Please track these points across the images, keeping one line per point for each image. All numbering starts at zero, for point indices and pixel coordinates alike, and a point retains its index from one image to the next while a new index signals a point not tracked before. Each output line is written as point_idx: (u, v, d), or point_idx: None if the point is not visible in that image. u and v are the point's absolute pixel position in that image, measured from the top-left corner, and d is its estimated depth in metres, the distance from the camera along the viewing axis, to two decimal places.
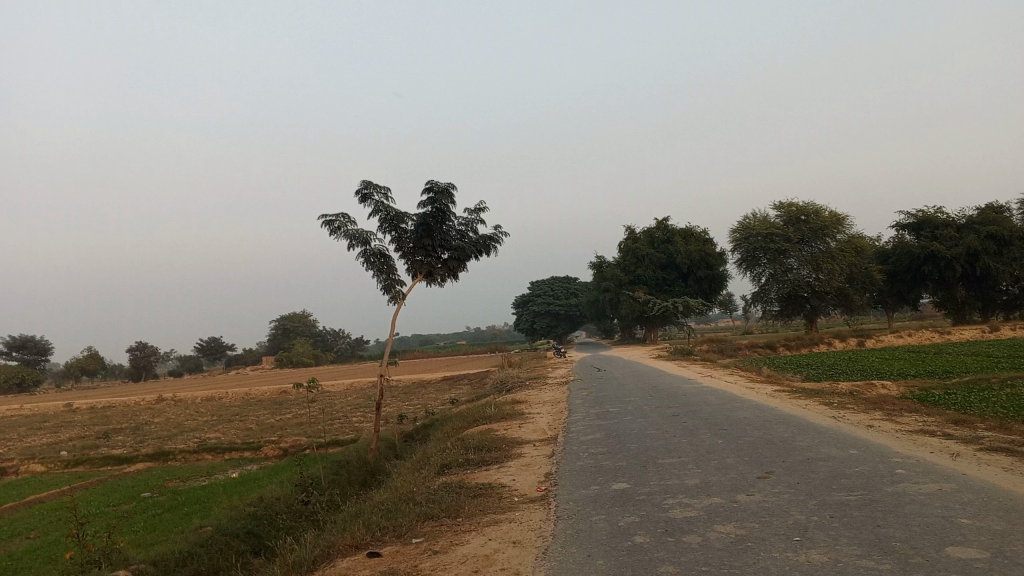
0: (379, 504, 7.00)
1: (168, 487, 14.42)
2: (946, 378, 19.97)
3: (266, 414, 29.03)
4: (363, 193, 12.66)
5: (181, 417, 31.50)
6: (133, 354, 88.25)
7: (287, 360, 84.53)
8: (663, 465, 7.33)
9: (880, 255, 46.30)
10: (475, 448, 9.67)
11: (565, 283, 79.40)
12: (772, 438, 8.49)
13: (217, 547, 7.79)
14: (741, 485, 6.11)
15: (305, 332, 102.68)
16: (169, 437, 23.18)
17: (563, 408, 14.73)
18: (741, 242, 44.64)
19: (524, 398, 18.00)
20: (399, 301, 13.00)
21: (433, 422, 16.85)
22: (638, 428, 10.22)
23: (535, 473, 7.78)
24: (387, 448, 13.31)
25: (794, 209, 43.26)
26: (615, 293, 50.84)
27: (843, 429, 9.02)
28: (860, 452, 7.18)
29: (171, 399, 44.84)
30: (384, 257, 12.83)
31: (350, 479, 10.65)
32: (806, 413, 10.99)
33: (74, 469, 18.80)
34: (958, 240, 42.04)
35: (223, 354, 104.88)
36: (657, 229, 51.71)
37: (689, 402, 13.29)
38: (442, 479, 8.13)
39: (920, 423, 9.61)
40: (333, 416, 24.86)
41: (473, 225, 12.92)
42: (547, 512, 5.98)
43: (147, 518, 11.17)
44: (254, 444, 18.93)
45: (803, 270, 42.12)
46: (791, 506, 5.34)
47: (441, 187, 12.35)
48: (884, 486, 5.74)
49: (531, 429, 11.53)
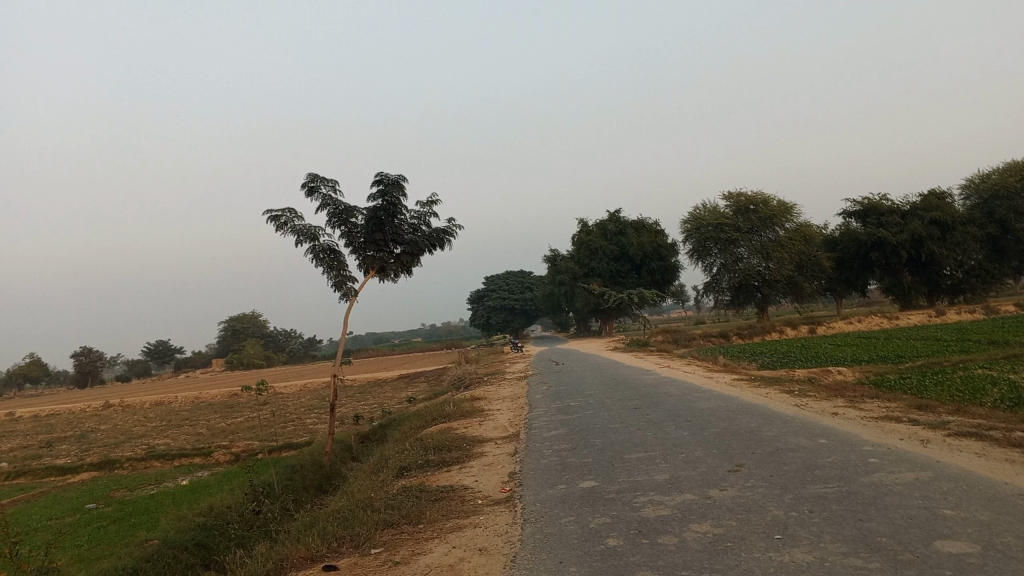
0: (335, 512, 6.65)
1: (114, 498, 13.81)
2: (899, 363, 20.20)
3: (217, 417, 28.28)
4: (310, 186, 12.22)
5: (127, 424, 30.55)
6: (78, 360, 85.85)
7: (239, 362, 83.02)
8: (630, 461, 7.09)
9: (827, 243, 46.92)
10: (434, 448, 9.35)
11: (519, 278, 79.29)
12: (738, 429, 8.35)
13: (164, 561, 7.36)
14: (713, 480, 5.89)
15: (257, 333, 101.08)
16: (115, 444, 22.38)
17: (522, 403, 14.47)
18: (691, 233, 44.83)
19: (482, 394, 17.73)
20: (351, 299, 12.60)
21: (389, 422, 16.48)
22: (600, 423, 9.98)
23: (497, 473, 7.49)
24: (343, 450, 12.93)
25: (742, 199, 43.67)
26: (570, 286, 50.83)
27: (809, 417, 8.90)
28: (829, 441, 7.04)
29: (118, 405, 43.57)
30: (334, 252, 12.42)
31: (305, 485, 10.27)
32: (770, 402, 10.87)
33: (15, 482, 18.00)
34: (903, 226, 42.83)
35: (171, 358, 102.66)
36: (609, 221, 51.76)
37: (650, 394, 13.13)
38: (401, 482, 7.79)
39: (883, 410, 9.54)
40: (286, 418, 24.29)
41: (426, 217, 12.58)
42: (513, 515, 5.69)
43: (91, 531, 10.61)
44: (204, 450, 18.34)
45: (753, 260, 42.54)
46: (767, 501, 5.13)
47: (391, 179, 11.99)
48: (859, 476, 5.58)
49: (492, 426, 11.24)
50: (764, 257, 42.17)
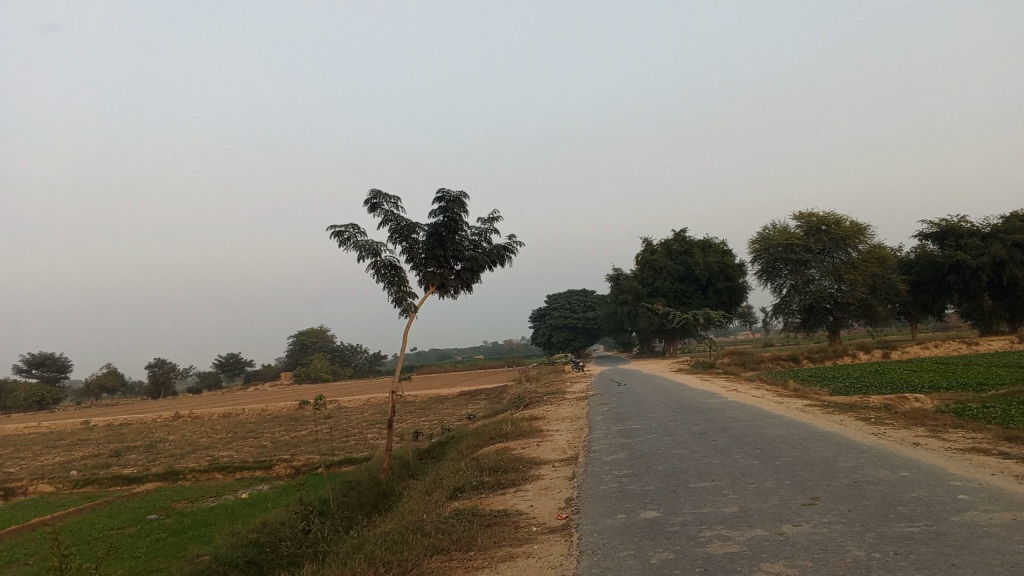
0: (385, 535, 6.42)
1: (174, 509, 13.89)
2: (981, 391, 19.17)
3: (280, 431, 28.49)
4: (372, 202, 12.16)
5: (194, 435, 31.06)
6: (153, 371, 88.26)
7: (305, 376, 84.30)
8: (695, 490, 6.70)
9: (903, 265, 45.31)
10: (490, 470, 9.09)
11: (582, 296, 78.71)
12: (811, 458, 7.85)
13: None
14: (786, 515, 5.46)
15: (324, 348, 102.42)
16: (181, 456, 22.68)
17: (582, 425, 14.12)
18: (761, 253, 43.74)
19: (542, 414, 17.42)
20: (410, 315, 12.46)
21: (448, 440, 16.31)
22: (664, 448, 9.58)
23: (554, 499, 7.17)
24: (400, 467, 12.78)
25: (814, 219, 42.41)
26: (634, 306, 50.11)
27: (888, 447, 8.35)
28: (912, 474, 6.53)
29: (187, 417, 44.41)
30: (395, 269, 12.32)
31: (360, 503, 10.13)
32: (844, 430, 10.29)
33: (82, 490, 18.33)
34: (983, 248, 41.03)
35: (241, 371, 104.74)
36: (675, 240, 50.95)
37: (716, 419, 12.63)
38: (454, 505, 7.53)
39: (969, 441, 8.91)
40: (347, 433, 24.36)
41: (487, 234, 12.38)
42: (569, 546, 5.36)
43: (149, 543, 10.65)
44: (265, 463, 18.42)
45: (824, 281, 41.30)
46: (845, 540, 4.71)
47: (452, 195, 11.84)
48: (948, 514, 5.10)
49: (550, 448, 10.93)
50: (837, 279, 40.93)
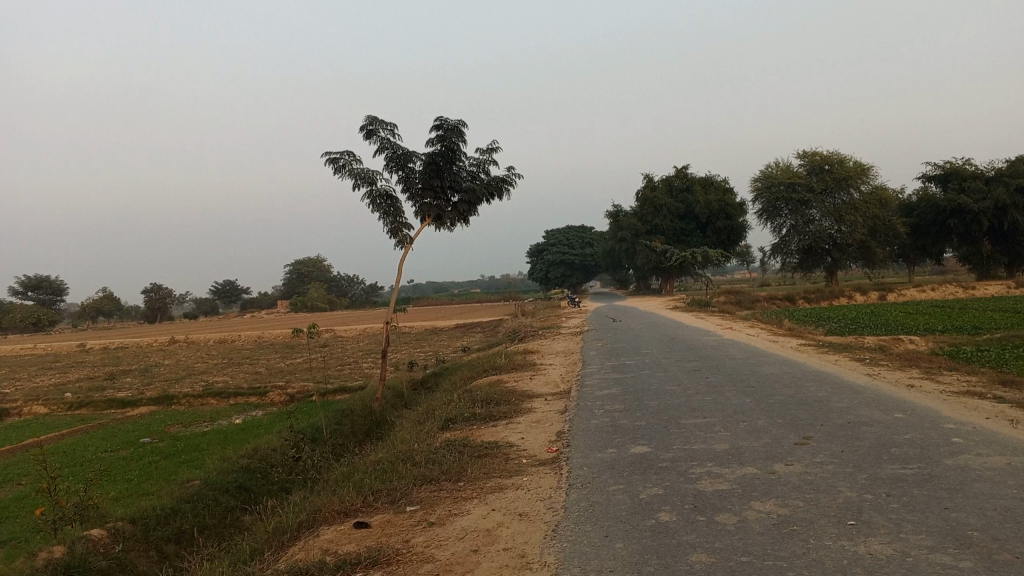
0: (374, 463, 6.38)
1: (168, 433, 13.94)
2: (975, 334, 19.22)
3: (275, 358, 28.58)
4: (368, 128, 11.88)
5: (190, 360, 31.17)
6: (149, 296, 88.32)
7: (301, 305, 84.49)
8: (688, 426, 6.66)
9: (904, 207, 45.01)
10: (483, 401, 9.07)
11: (580, 232, 78.30)
12: (806, 397, 7.81)
13: (205, 503, 7.24)
14: (778, 454, 5.42)
15: (320, 277, 102.40)
16: (176, 380, 22.77)
17: (576, 359, 14.11)
18: (762, 192, 43.32)
19: (537, 347, 17.45)
20: (406, 246, 12.31)
21: (442, 371, 16.34)
22: (657, 384, 9.55)
23: (545, 432, 7.13)
24: (394, 396, 12.77)
25: (817, 158, 41.89)
26: (632, 242, 49.88)
27: (883, 387, 8.32)
28: (905, 416, 6.49)
29: (183, 342, 44.57)
30: (391, 198, 12.12)
31: (353, 431, 10.15)
32: (838, 370, 10.28)
33: (77, 412, 18.41)
34: (986, 192, 40.68)
35: (238, 298, 104.86)
36: (676, 177, 50.38)
37: (710, 356, 12.60)
38: (445, 435, 7.51)
39: (964, 383, 8.89)
40: (342, 361, 24.44)
41: (485, 165, 12.15)
42: (559, 478, 5.33)
43: (142, 466, 10.70)
44: (260, 390, 18.47)
45: (825, 222, 41.07)
46: (838, 480, 4.66)
47: (450, 123, 11.56)
48: (942, 458, 5.04)
49: (543, 382, 10.92)
50: (837, 220, 40.72)
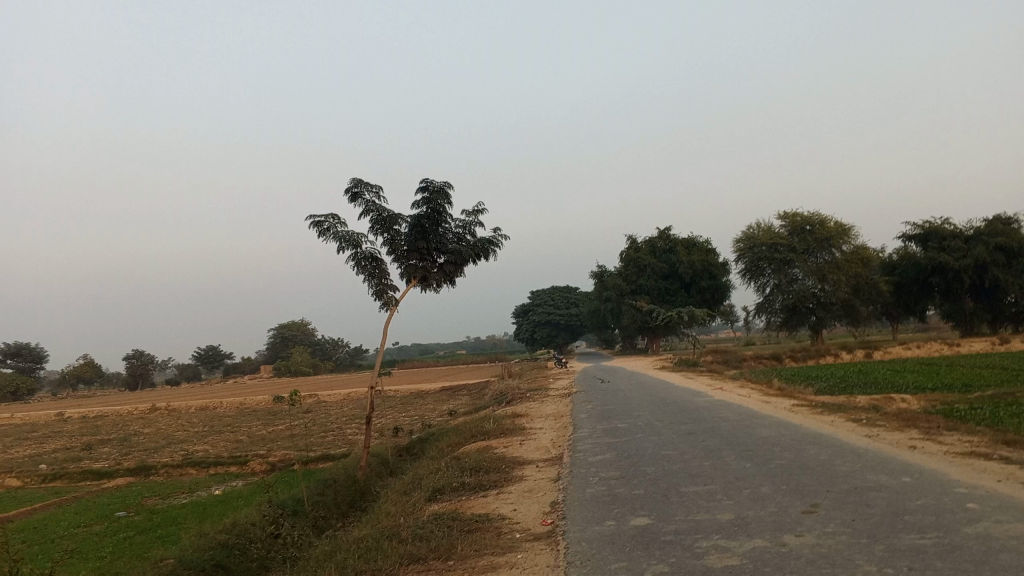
0: (359, 540, 6.03)
1: (145, 505, 13.42)
2: (967, 391, 19.05)
3: (258, 425, 27.99)
4: (353, 191, 11.75)
5: (170, 428, 30.51)
6: (130, 363, 87.18)
7: (284, 369, 83.59)
8: (688, 495, 6.37)
9: (885, 266, 45.35)
10: (471, 470, 8.72)
11: (565, 292, 78.34)
12: (807, 461, 7.56)
13: None
14: (786, 525, 5.12)
15: (304, 340, 101.54)
16: (154, 450, 22.16)
17: (565, 423, 13.80)
18: (745, 252, 43.59)
19: (525, 411, 17.12)
20: (391, 308, 12.07)
21: (428, 436, 15.93)
22: (652, 448, 9.26)
23: (539, 502, 6.82)
24: (379, 464, 12.40)
25: (798, 218, 42.26)
26: (618, 302, 49.80)
27: (884, 450, 8.06)
28: (914, 480, 6.23)
29: (164, 409, 43.69)
30: (376, 260, 11.92)
31: (336, 502, 9.76)
32: (836, 431, 10.00)
33: (50, 485, 17.78)
34: (966, 251, 41.04)
35: (221, 363, 103.66)
36: (659, 238, 50.65)
37: (703, 418, 12.31)
38: (433, 508, 7.15)
39: (966, 444, 8.63)
40: (325, 428, 23.92)
41: (472, 227, 12.00)
42: (556, 555, 5.01)
43: (115, 542, 10.23)
44: (240, 459, 17.95)
45: (808, 281, 41.17)
46: (853, 553, 4.37)
47: (436, 185, 11.45)
48: (961, 525, 4.77)
49: (533, 447, 10.59)
50: (820, 279, 40.80)
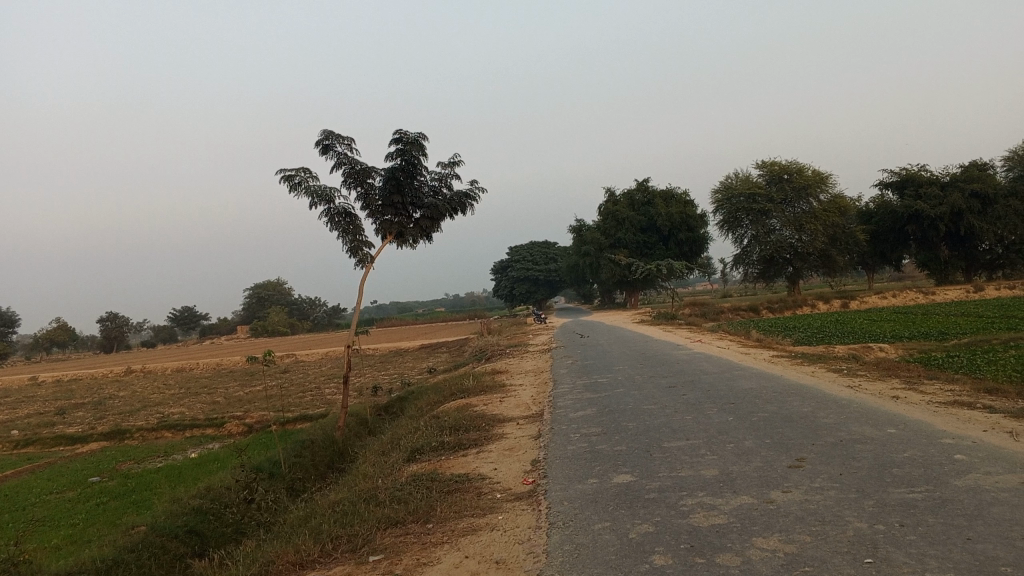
0: (334, 504, 5.85)
1: (119, 471, 13.19)
2: (945, 339, 19.15)
3: (236, 386, 27.75)
4: (324, 144, 11.38)
5: (146, 390, 30.23)
6: (105, 325, 86.20)
7: (262, 329, 83.09)
8: (672, 451, 6.24)
9: (862, 215, 45.47)
10: (450, 428, 8.57)
11: (543, 247, 78.13)
12: (790, 414, 7.46)
13: (151, 551, 6.61)
14: (773, 480, 5.01)
15: (281, 300, 100.87)
16: (131, 413, 21.88)
17: (546, 379, 13.68)
18: (723, 203, 43.53)
19: (504, 367, 16.99)
20: (367, 265, 11.80)
21: (408, 395, 15.79)
22: (633, 403, 9.13)
23: (520, 461, 6.67)
24: (358, 424, 12.23)
25: (776, 168, 42.12)
26: (596, 257, 49.64)
27: (868, 401, 7.98)
28: (900, 431, 6.12)
29: (140, 372, 43.22)
30: (350, 216, 11.61)
31: (314, 464, 9.58)
32: (818, 382, 9.93)
33: (23, 451, 17.50)
34: (942, 198, 41.15)
35: (197, 324, 102.89)
36: (636, 191, 50.43)
37: (684, 371, 12.22)
38: (410, 469, 6.99)
39: (949, 393, 8.57)
40: (304, 387, 23.76)
41: (448, 180, 11.70)
42: (537, 516, 4.87)
43: (90, 508, 10.03)
44: (218, 421, 17.73)
45: (785, 232, 41.17)
46: (843, 509, 4.25)
47: (410, 137, 11.11)
48: (950, 478, 4.67)
49: (513, 404, 10.44)
50: (797, 229, 40.78)
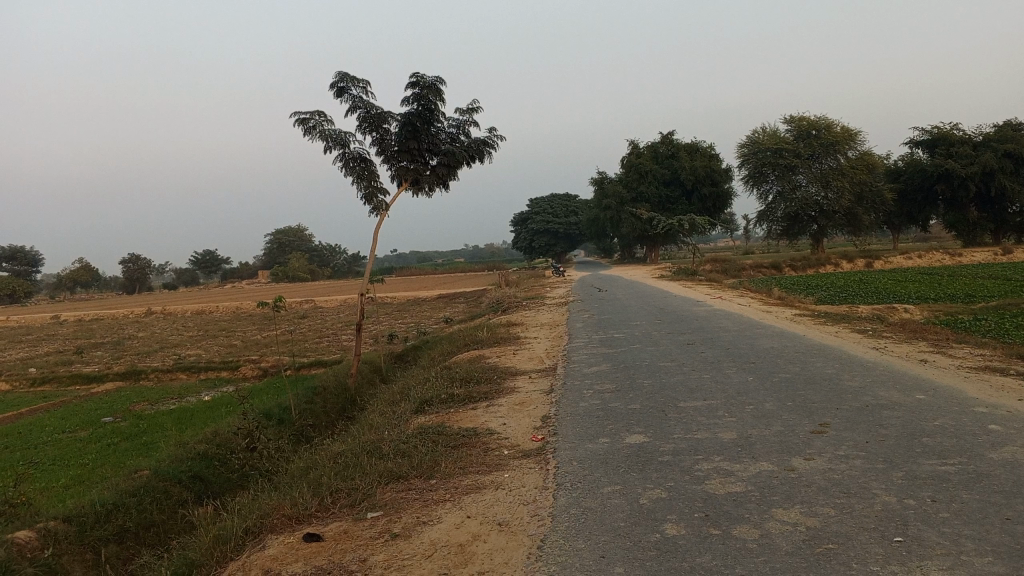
0: (338, 456, 5.66)
1: (132, 412, 13.17)
2: (971, 302, 18.70)
3: (253, 330, 27.76)
4: (339, 86, 11.02)
5: (164, 332, 30.35)
6: (127, 266, 86.75)
7: (282, 274, 83.47)
8: (687, 410, 6.00)
9: (890, 172, 44.42)
10: (461, 380, 8.37)
11: (565, 200, 77.50)
12: (812, 376, 7.17)
13: (153, 496, 6.48)
14: (794, 446, 4.74)
15: (300, 246, 101.03)
16: (147, 354, 21.96)
17: (562, 332, 13.47)
18: (749, 158, 42.62)
19: (519, 320, 16.79)
20: (381, 212, 11.53)
21: (422, 344, 15.64)
22: (649, 360, 8.89)
23: (530, 416, 6.45)
24: (371, 372, 12.07)
25: (805, 122, 41.03)
26: (617, 210, 48.98)
27: (894, 363, 7.69)
28: (928, 398, 5.84)
29: (160, 313, 43.44)
30: (365, 161, 11.30)
31: (324, 412, 9.45)
32: (842, 343, 9.59)
33: (39, 389, 17.58)
34: (974, 157, 40.11)
35: (218, 268, 103.28)
36: (661, 144, 49.52)
37: (704, 329, 11.92)
38: (418, 421, 6.78)
39: (979, 359, 8.24)
40: (319, 333, 23.72)
41: (465, 126, 11.34)
42: (545, 476, 4.64)
43: (99, 448, 9.99)
44: (231, 364, 17.73)
45: (812, 189, 40.32)
46: (870, 481, 3.99)
47: (428, 81, 10.73)
48: (983, 450, 4.38)
49: (527, 357, 10.23)
50: (824, 186, 39.88)
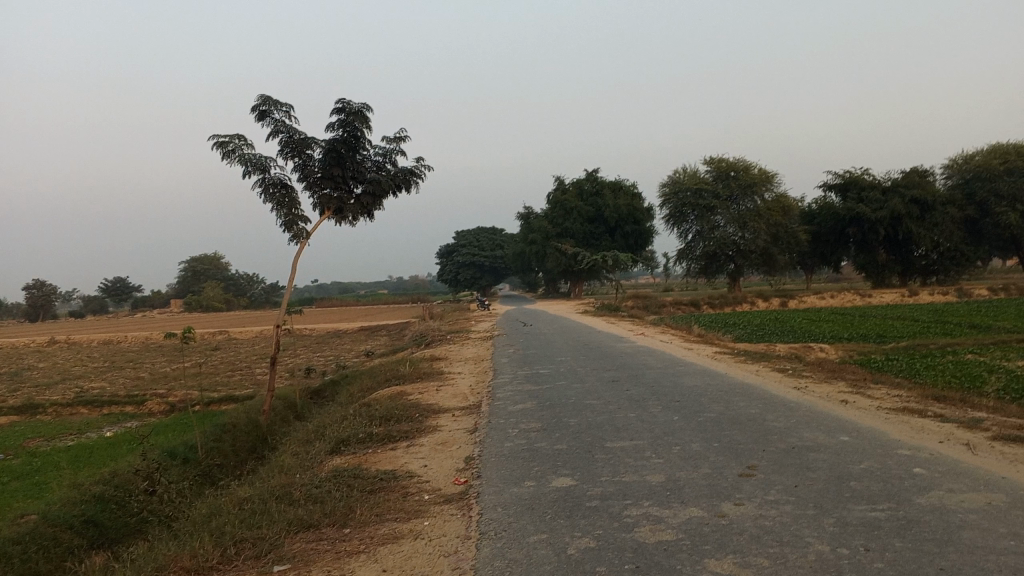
0: (246, 502, 5.28)
1: (26, 448, 12.31)
2: (883, 343, 19.25)
3: (163, 362, 26.61)
4: (261, 110, 10.68)
5: (67, 363, 28.86)
6: (30, 292, 82.94)
7: (196, 304, 81.80)
8: (615, 452, 5.84)
9: (805, 215, 45.94)
10: (380, 418, 8.04)
11: (490, 233, 77.78)
12: (737, 416, 7.11)
13: (40, 544, 5.95)
14: (724, 490, 4.62)
15: (217, 275, 98.46)
16: (47, 386, 20.75)
17: (485, 367, 13.22)
18: (670, 197, 43.46)
19: (443, 354, 16.50)
20: (301, 241, 11.15)
21: (341, 378, 15.17)
22: (574, 398, 8.72)
23: (452, 458, 6.19)
24: (286, 408, 11.57)
25: (724, 164, 42.18)
26: (542, 246, 49.30)
27: (816, 404, 7.71)
28: (853, 440, 5.82)
29: (65, 343, 41.41)
30: (286, 188, 10.95)
31: (233, 451, 8.95)
32: (764, 382, 9.62)
33: None
34: (883, 203, 41.86)
35: (129, 296, 99.74)
36: (586, 181, 50.17)
37: (629, 365, 11.85)
38: (333, 462, 6.44)
39: (897, 399, 8.34)
40: (234, 366, 22.89)
41: (392, 155, 11.11)
42: (467, 524, 4.40)
43: None
44: (138, 398, 16.86)
45: (729, 229, 41.42)
46: (802, 528, 3.88)
47: (354, 107, 10.50)
48: (912, 495, 4.34)
49: (450, 394, 9.95)
50: (740, 226, 41.10)
